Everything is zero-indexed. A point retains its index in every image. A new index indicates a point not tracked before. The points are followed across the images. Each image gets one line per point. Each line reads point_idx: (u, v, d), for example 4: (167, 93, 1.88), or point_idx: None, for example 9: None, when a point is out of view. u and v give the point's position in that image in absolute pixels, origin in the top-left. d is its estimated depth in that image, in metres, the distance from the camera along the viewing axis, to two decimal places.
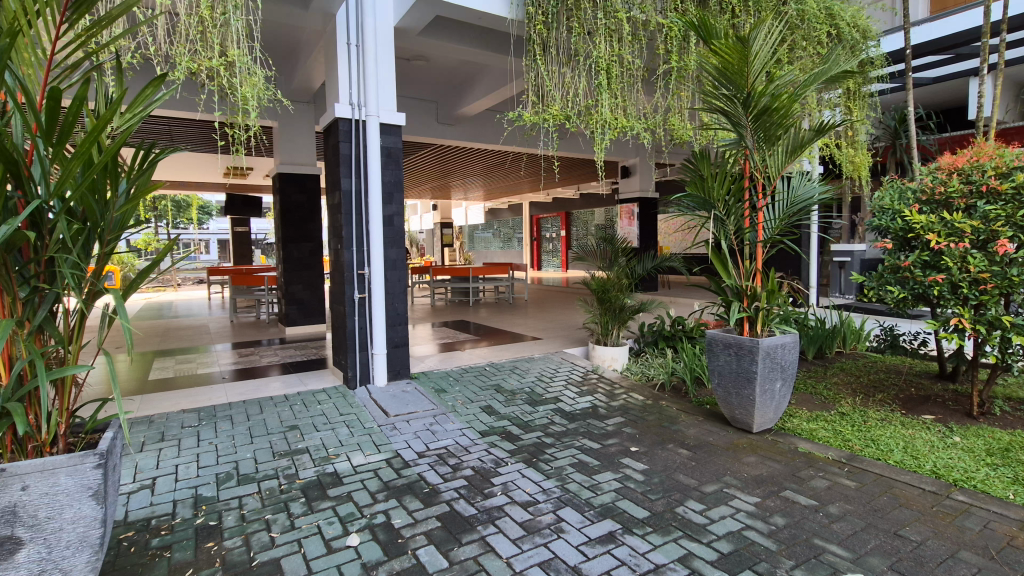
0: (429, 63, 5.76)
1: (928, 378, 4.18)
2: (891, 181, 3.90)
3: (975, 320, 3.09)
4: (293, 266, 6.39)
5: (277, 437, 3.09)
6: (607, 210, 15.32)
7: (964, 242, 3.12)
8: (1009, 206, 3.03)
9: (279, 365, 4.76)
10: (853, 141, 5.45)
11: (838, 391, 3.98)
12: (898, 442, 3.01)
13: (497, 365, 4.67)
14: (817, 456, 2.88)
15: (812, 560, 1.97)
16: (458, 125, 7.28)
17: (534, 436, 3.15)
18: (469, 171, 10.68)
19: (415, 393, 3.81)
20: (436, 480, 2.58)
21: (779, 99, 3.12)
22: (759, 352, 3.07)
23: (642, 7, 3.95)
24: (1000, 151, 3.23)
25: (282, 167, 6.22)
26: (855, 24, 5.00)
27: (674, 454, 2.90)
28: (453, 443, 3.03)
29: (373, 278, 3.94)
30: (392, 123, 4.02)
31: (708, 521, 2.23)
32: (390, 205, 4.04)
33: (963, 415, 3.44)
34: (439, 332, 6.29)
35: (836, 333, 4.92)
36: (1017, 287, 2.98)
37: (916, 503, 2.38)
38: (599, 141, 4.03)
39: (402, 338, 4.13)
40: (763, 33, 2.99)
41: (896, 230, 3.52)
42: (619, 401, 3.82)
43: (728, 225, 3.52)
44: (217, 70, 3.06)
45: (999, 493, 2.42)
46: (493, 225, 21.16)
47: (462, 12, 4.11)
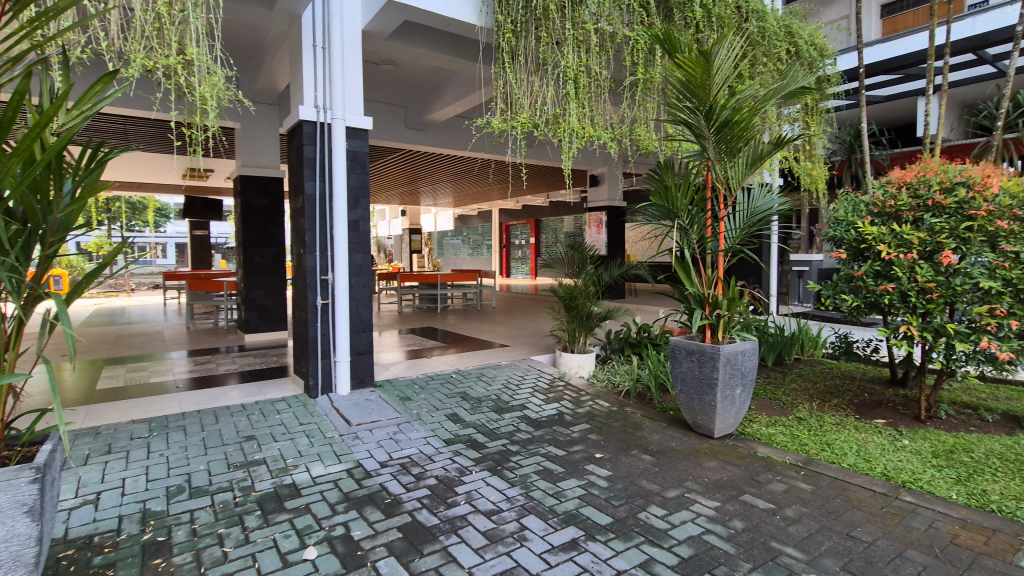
0: (398, 68, 5.72)
1: (880, 383, 4.35)
2: (844, 194, 4.03)
3: (922, 328, 3.26)
4: (253, 271, 6.22)
5: (232, 448, 2.98)
6: (577, 218, 15.49)
7: (912, 253, 3.27)
8: (953, 219, 3.20)
9: (238, 373, 4.62)
10: (810, 154, 5.65)
11: (796, 396, 4.10)
12: (852, 445, 3.12)
13: (464, 372, 4.64)
14: (775, 460, 2.96)
15: (769, 563, 2.01)
16: (427, 130, 7.26)
17: (500, 444, 3.13)
18: (439, 177, 10.64)
19: (379, 401, 3.75)
20: (398, 491, 2.53)
21: (739, 113, 3.21)
22: (720, 358, 3.14)
23: (610, 19, 4.01)
24: (945, 168, 3.40)
25: (245, 169, 6.07)
26: (813, 42, 5.22)
27: (637, 460, 2.93)
28: (417, 452, 2.98)
29: (337, 284, 3.86)
30: (359, 127, 3.97)
31: (669, 526, 2.25)
32: (356, 210, 3.98)
33: (912, 419, 3.59)
34: (406, 340, 6.21)
35: (794, 341, 5.07)
36: (960, 297, 3.15)
37: (867, 505, 2.46)
38: (567, 150, 4.07)
39: (366, 345, 4.06)
40: (724, 48, 3.07)
41: (850, 240, 3.65)
42: (585, 408, 3.83)
43: (691, 234, 3.60)
44: (174, 68, 2.96)
45: (944, 493, 2.53)
46: (462, 232, 21.07)
47: (431, 18, 4.08)
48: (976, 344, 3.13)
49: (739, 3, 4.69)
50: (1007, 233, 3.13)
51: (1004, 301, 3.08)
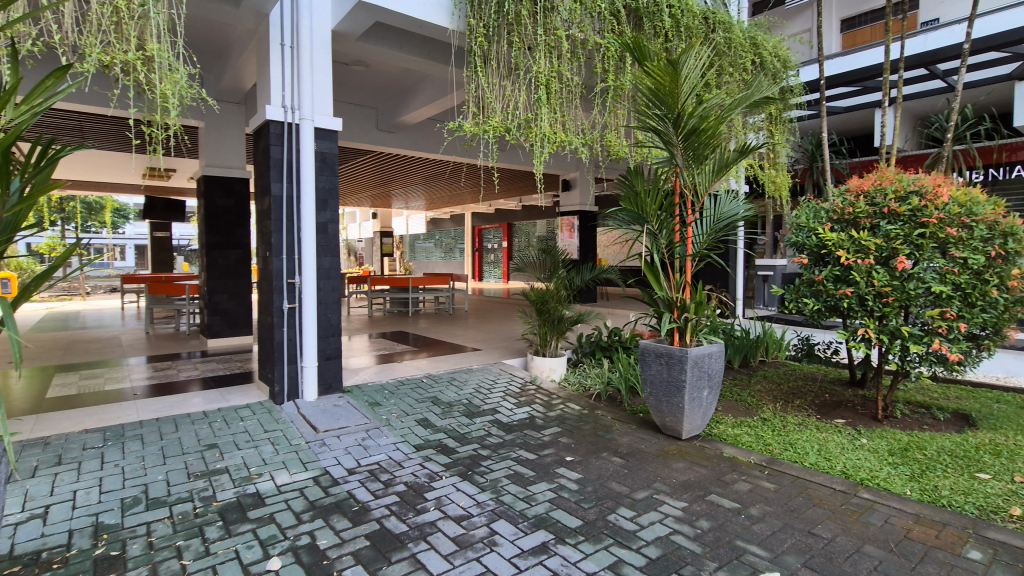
0: (369, 69, 5.67)
1: (840, 384, 4.50)
2: (806, 201, 4.16)
3: (878, 330, 3.40)
4: (217, 273, 6.04)
5: (193, 457, 2.88)
6: (549, 222, 15.58)
7: (869, 258, 3.40)
8: (907, 226, 3.34)
9: (201, 379, 4.47)
10: (774, 162, 5.81)
11: (761, 398, 4.20)
12: (813, 444, 3.21)
13: (435, 377, 4.60)
14: (741, 461, 3.02)
15: (734, 562, 2.05)
16: (399, 133, 7.20)
17: (471, 449, 3.12)
18: (410, 179, 10.54)
19: (347, 407, 3.68)
20: (366, 498, 2.49)
21: (706, 121, 3.29)
22: (688, 361, 3.19)
23: (581, 26, 4.05)
24: (900, 177, 3.55)
25: (208, 169, 5.90)
26: (777, 53, 5.39)
27: (607, 462, 2.95)
28: (386, 458, 2.94)
29: (304, 287, 3.78)
30: (328, 128, 3.91)
31: (637, 527, 2.28)
32: (324, 212, 3.91)
33: (870, 419, 3.73)
34: (376, 344, 6.12)
35: (759, 343, 5.21)
36: (913, 300, 3.30)
37: (828, 502, 2.53)
38: (538, 154, 4.09)
39: (335, 350, 3.99)
40: (691, 57, 3.14)
41: (812, 246, 3.77)
42: (556, 411, 3.85)
43: (660, 239, 3.66)
44: (133, 64, 2.86)
45: (900, 490, 2.63)
46: (434, 236, 20.94)
47: (402, 20, 4.06)
48: (928, 346, 3.28)
49: (706, 14, 4.81)
50: (956, 240, 3.27)
51: (953, 305, 3.23)
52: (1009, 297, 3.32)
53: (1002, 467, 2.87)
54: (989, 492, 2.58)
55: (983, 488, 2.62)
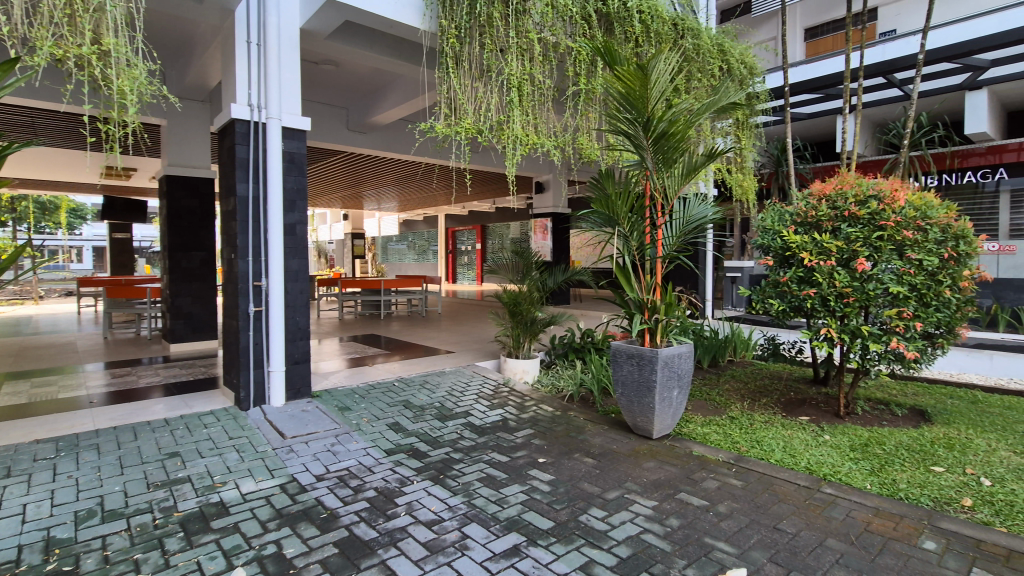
0: (339, 68, 5.59)
1: (805, 382, 4.63)
2: (771, 204, 4.27)
3: (840, 330, 3.52)
4: (181, 276, 5.85)
5: (153, 467, 2.78)
6: (522, 224, 15.62)
7: (831, 260, 3.52)
8: (866, 229, 3.46)
9: (162, 386, 4.32)
10: (741, 166, 5.95)
11: (729, 397, 4.29)
12: (779, 441, 3.29)
13: (407, 380, 4.55)
14: (709, 459, 3.08)
15: (702, 558, 2.08)
16: (370, 133, 7.12)
17: (443, 452, 3.09)
18: (383, 180, 10.42)
19: (316, 412, 3.61)
20: (335, 505, 2.44)
21: (676, 125, 3.35)
22: (658, 361, 3.24)
23: (553, 30, 4.07)
24: (860, 182, 3.67)
25: (171, 169, 5.73)
26: (743, 60, 5.53)
27: (580, 463, 2.97)
28: (356, 464, 2.89)
29: (271, 290, 3.70)
30: (296, 127, 3.83)
31: (608, 527, 2.29)
32: (292, 213, 3.83)
33: (832, 416, 3.84)
34: (347, 347, 6.03)
35: (727, 343, 5.32)
36: (873, 300, 3.42)
37: (792, 497, 2.60)
38: (510, 156, 4.08)
39: (303, 354, 3.91)
40: (660, 62, 3.19)
41: (777, 248, 3.87)
42: (529, 413, 3.85)
43: (631, 241, 3.71)
44: (88, 58, 2.75)
45: (860, 484, 2.72)
46: (407, 237, 20.77)
47: (372, 19, 4.02)
48: (887, 344, 3.41)
49: (676, 20, 4.89)
50: (912, 242, 3.40)
51: (909, 305, 3.36)
52: (961, 296, 3.46)
53: (955, 460, 2.99)
54: (943, 484, 2.69)
55: (937, 481, 2.73)
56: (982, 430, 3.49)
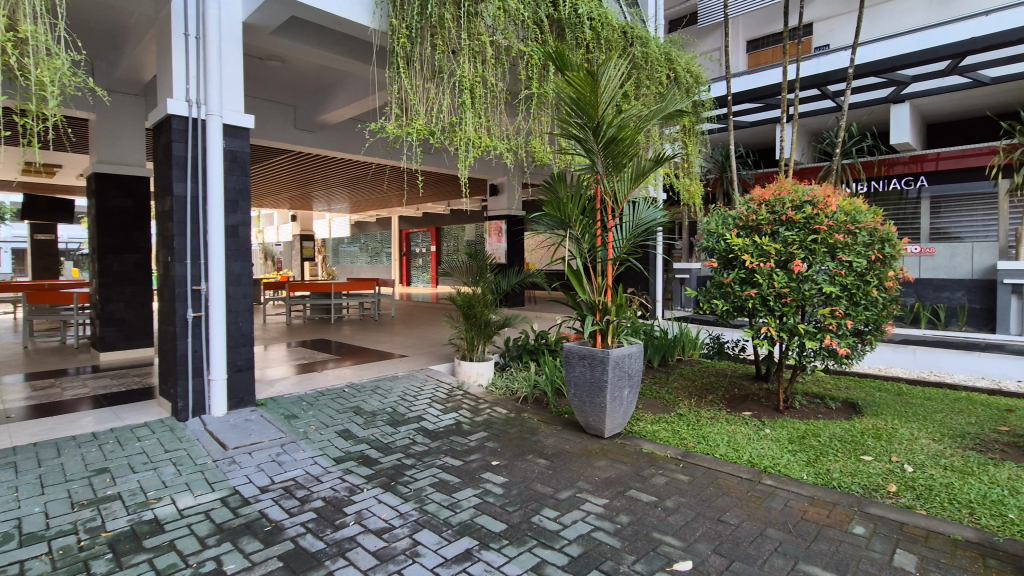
0: (286, 65, 5.41)
1: (747, 379, 4.85)
2: (716, 208, 4.43)
3: (779, 328, 3.71)
4: (112, 281, 5.50)
5: (78, 484, 2.60)
6: (477, 227, 15.61)
7: (770, 262, 3.70)
8: (802, 233, 3.66)
9: (91, 397, 4.05)
10: (688, 171, 6.16)
11: (677, 394, 4.42)
12: (724, 436, 3.43)
13: (358, 386, 4.44)
14: (658, 456, 3.16)
15: (650, 553, 2.13)
16: (319, 132, 6.93)
17: (394, 458, 3.04)
18: (333, 181, 10.16)
19: (260, 421, 3.47)
20: (280, 516, 2.36)
21: (624, 130, 3.43)
22: (610, 362, 3.30)
23: (505, 33, 4.07)
24: (795, 188, 3.87)
25: (100, 167, 5.37)
26: (689, 69, 5.73)
27: (533, 464, 2.98)
28: (303, 474, 2.80)
29: (211, 294, 3.53)
30: (238, 125, 3.68)
31: (560, 526, 2.32)
32: (234, 215, 3.68)
33: (773, 410, 4.03)
34: (295, 353, 5.83)
35: (676, 343, 5.50)
36: (808, 300, 3.62)
37: (735, 490, 2.71)
38: (462, 158, 4.05)
39: (246, 361, 3.75)
40: (610, 69, 3.25)
41: (720, 250, 4.03)
42: (483, 416, 3.83)
43: (582, 244, 3.78)
44: (1, 46, 2.53)
45: (797, 475, 2.86)
46: (360, 239, 20.35)
47: (321, 16, 3.92)
48: (821, 342, 3.61)
49: (625, 28, 5.02)
50: (843, 245, 3.61)
51: (841, 304, 3.56)
52: (887, 296, 3.70)
53: (882, 449, 3.20)
54: (872, 472, 2.87)
55: (866, 469, 2.91)
56: (906, 420, 3.75)
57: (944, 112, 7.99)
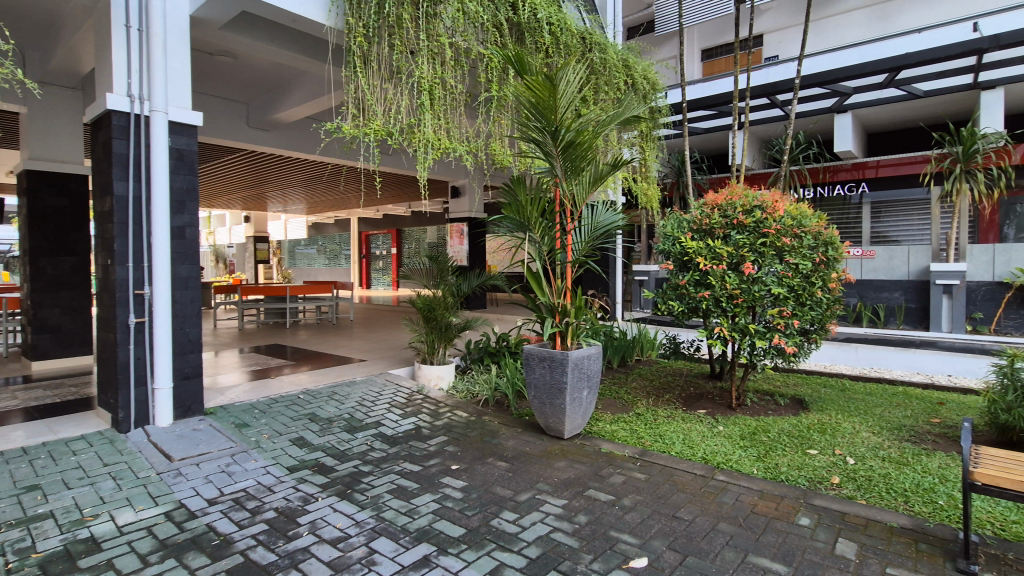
0: (238, 61, 5.24)
1: (703, 378, 5.00)
2: (672, 212, 4.55)
3: (732, 328, 3.84)
4: (45, 285, 5.18)
5: (6, 503, 2.43)
6: (439, 229, 15.49)
7: (722, 265, 3.82)
8: (752, 236, 3.80)
9: (22, 410, 3.79)
10: (646, 175, 6.30)
11: (635, 394, 4.51)
12: (679, 434, 3.52)
13: (313, 392, 4.33)
14: (617, 455, 3.22)
15: (607, 551, 2.17)
16: (273, 131, 6.73)
17: (351, 466, 2.97)
18: (288, 181, 9.88)
19: (209, 430, 3.34)
20: (229, 529, 2.27)
21: (582, 135, 3.48)
22: (569, 363, 3.33)
23: (464, 35, 4.05)
24: (746, 193, 4.00)
25: (33, 164, 5.05)
26: (646, 76, 5.87)
27: (493, 468, 2.98)
28: (254, 484, 2.70)
29: (156, 299, 3.37)
30: (184, 122, 3.53)
31: (519, 529, 2.32)
32: (181, 216, 3.52)
33: (726, 407, 4.17)
34: (248, 359, 5.63)
35: (635, 344, 5.61)
36: (758, 301, 3.77)
37: (689, 487, 2.78)
38: (422, 160, 4.01)
39: (194, 369, 3.60)
40: (567, 74, 3.29)
41: (676, 253, 4.14)
42: (443, 420, 3.81)
43: (542, 246, 3.81)
44: None
45: (748, 470, 2.97)
46: (317, 241, 19.86)
47: (273, 11, 3.80)
48: (770, 341, 3.76)
49: (584, 34, 5.10)
50: (790, 248, 3.77)
51: (789, 305, 3.72)
52: (830, 296, 3.88)
53: (826, 443, 3.35)
54: (817, 465, 3.00)
55: (812, 462, 3.05)
56: (849, 414, 3.94)
57: (882, 122, 8.46)
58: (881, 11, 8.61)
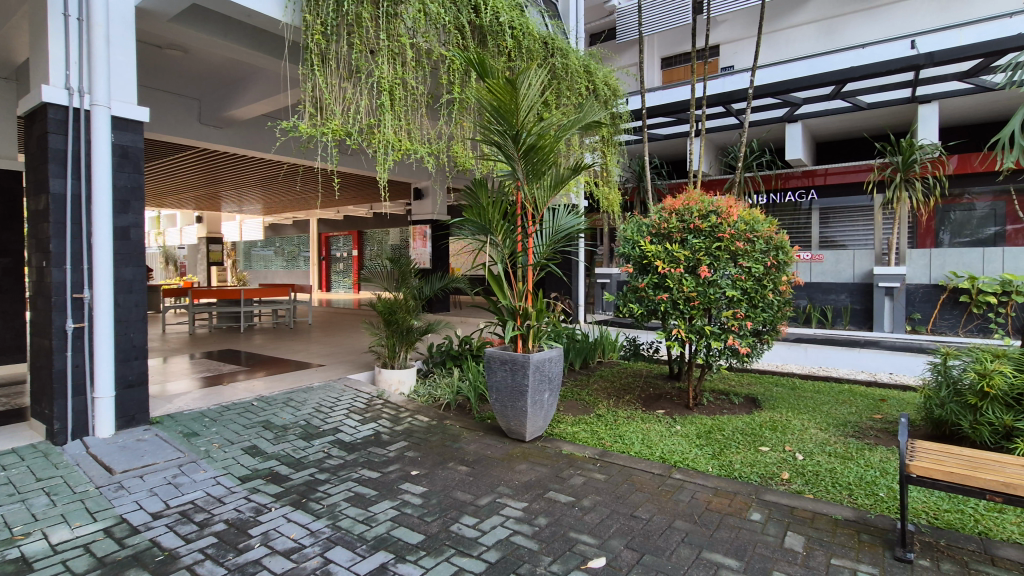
0: (189, 56, 5.05)
1: (661, 378, 5.11)
2: (632, 216, 4.62)
3: (689, 330, 3.95)
4: None
5: None
6: (401, 231, 15.30)
7: (679, 268, 3.91)
8: (708, 240, 3.90)
9: None
10: (607, 179, 6.39)
11: (596, 395, 4.58)
12: (638, 434, 3.58)
13: (268, 399, 4.19)
14: (577, 456, 3.25)
15: (566, 553, 2.18)
16: (227, 128, 6.49)
17: (306, 474, 2.90)
18: (244, 180, 9.57)
19: (155, 441, 3.19)
20: (175, 544, 2.17)
21: (544, 139, 3.50)
22: (530, 366, 3.35)
23: (426, 36, 4.02)
24: (702, 199, 4.11)
25: None
26: (607, 82, 5.98)
27: (453, 472, 2.96)
28: (203, 496, 2.60)
29: (96, 303, 3.20)
30: (128, 117, 3.36)
31: (479, 533, 2.31)
32: (125, 215, 3.36)
33: (683, 407, 4.27)
34: (200, 365, 5.42)
35: (596, 346, 5.69)
36: (714, 304, 3.89)
37: (647, 486, 2.84)
38: (382, 161, 3.95)
39: (138, 377, 3.42)
40: (528, 79, 3.30)
41: (636, 256, 4.22)
42: (404, 425, 3.76)
43: (503, 250, 3.83)
44: None
45: (704, 467, 3.05)
46: (274, 243, 19.29)
47: (226, 6, 3.69)
48: (725, 342, 3.89)
49: (547, 39, 5.15)
50: (743, 252, 3.90)
51: (742, 306, 3.86)
52: (781, 298, 4.03)
53: (777, 440, 3.47)
54: (768, 462, 3.11)
55: (764, 459, 3.16)
56: (799, 412, 4.10)
57: (830, 132, 8.87)
58: (828, 27, 9.03)
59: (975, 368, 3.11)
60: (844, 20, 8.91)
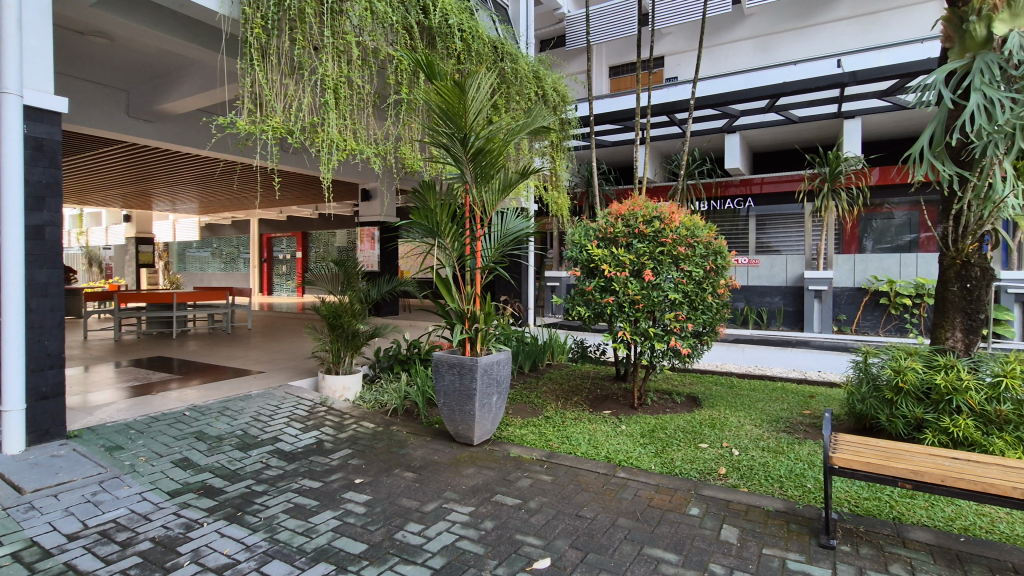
0: (115, 44, 4.74)
1: (608, 379, 5.23)
2: (579, 220, 4.71)
3: (634, 332, 4.06)
4: None
5: None
6: (349, 233, 14.94)
7: (624, 271, 4.02)
8: (651, 245, 4.03)
9: None
10: (556, 184, 6.49)
11: (545, 397, 4.63)
12: (585, 435, 3.64)
13: (202, 408, 3.98)
14: (524, 458, 3.27)
15: (512, 555, 2.19)
16: (158, 122, 6.13)
17: (242, 486, 2.77)
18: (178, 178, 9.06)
19: (72, 457, 2.96)
20: (93, 566, 2.02)
21: (492, 142, 3.51)
22: (478, 369, 3.34)
23: (372, 35, 3.95)
24: (646, 205, 4.23)
25: None
26: (556, 88, 6.08)
27: (399, 479, 2.91)
28: (126, 514, 2.43)
29: (3, 307, 2.95)
30: (44, 107, 3.11)
31: (424, 540, 2.28)
32: (38, 214, 3.10)
33: (628, 407, 4.39)
34: (126, 374, 5.07)
35: (545, 348, 5.74)
36: (656, 305, 4.01)
37: (592, 485, 2.89)
38: (326, 161, 3.84)
39: (54, 388, 3.17)
40: (476, 82, 3.29)
41: (583, 260, 4.30)
42: (348, 432, 3.66)
43: (451, 252, 3.79)
44: None
45: (646, 465, 3.14)
46: (212, 244, 18.38)
47: None
48: (667, 343, 4.03)
49: (496, 43, 5.17)
50: (684, 256, 4.05)
51: (683, 309, 4.02)
52: (719, 301, 4.20)
53: (716, 437, 3.63)
54: (707, 458, 3.24)
55: (703, 455, 3.29)
56: (736, 409, 4.30)
57: (765, 143, 9.36)
58: (763, 44, 9.56)
59: (891, 365, 3.37)
60: (778, 38, 9.46)
